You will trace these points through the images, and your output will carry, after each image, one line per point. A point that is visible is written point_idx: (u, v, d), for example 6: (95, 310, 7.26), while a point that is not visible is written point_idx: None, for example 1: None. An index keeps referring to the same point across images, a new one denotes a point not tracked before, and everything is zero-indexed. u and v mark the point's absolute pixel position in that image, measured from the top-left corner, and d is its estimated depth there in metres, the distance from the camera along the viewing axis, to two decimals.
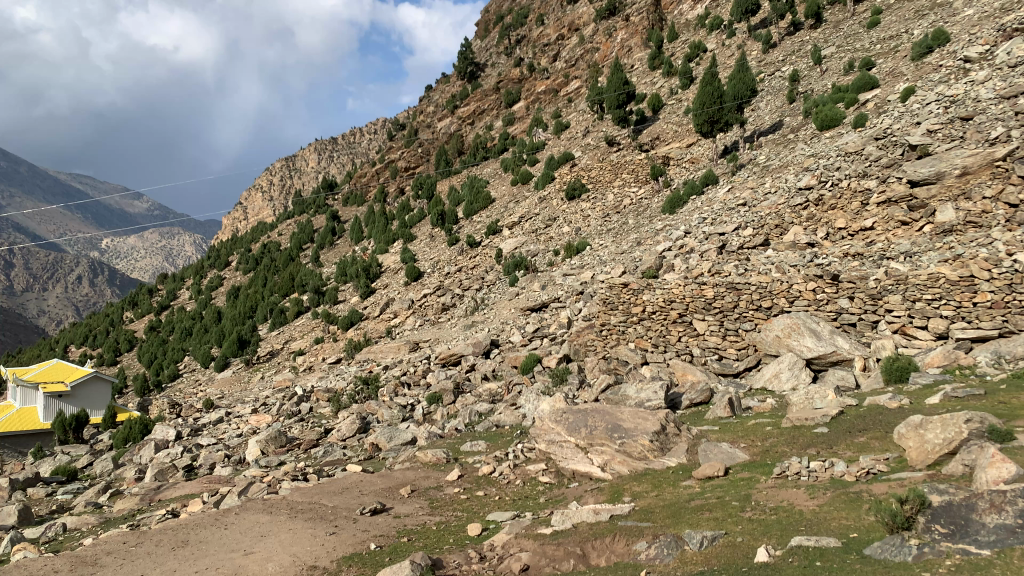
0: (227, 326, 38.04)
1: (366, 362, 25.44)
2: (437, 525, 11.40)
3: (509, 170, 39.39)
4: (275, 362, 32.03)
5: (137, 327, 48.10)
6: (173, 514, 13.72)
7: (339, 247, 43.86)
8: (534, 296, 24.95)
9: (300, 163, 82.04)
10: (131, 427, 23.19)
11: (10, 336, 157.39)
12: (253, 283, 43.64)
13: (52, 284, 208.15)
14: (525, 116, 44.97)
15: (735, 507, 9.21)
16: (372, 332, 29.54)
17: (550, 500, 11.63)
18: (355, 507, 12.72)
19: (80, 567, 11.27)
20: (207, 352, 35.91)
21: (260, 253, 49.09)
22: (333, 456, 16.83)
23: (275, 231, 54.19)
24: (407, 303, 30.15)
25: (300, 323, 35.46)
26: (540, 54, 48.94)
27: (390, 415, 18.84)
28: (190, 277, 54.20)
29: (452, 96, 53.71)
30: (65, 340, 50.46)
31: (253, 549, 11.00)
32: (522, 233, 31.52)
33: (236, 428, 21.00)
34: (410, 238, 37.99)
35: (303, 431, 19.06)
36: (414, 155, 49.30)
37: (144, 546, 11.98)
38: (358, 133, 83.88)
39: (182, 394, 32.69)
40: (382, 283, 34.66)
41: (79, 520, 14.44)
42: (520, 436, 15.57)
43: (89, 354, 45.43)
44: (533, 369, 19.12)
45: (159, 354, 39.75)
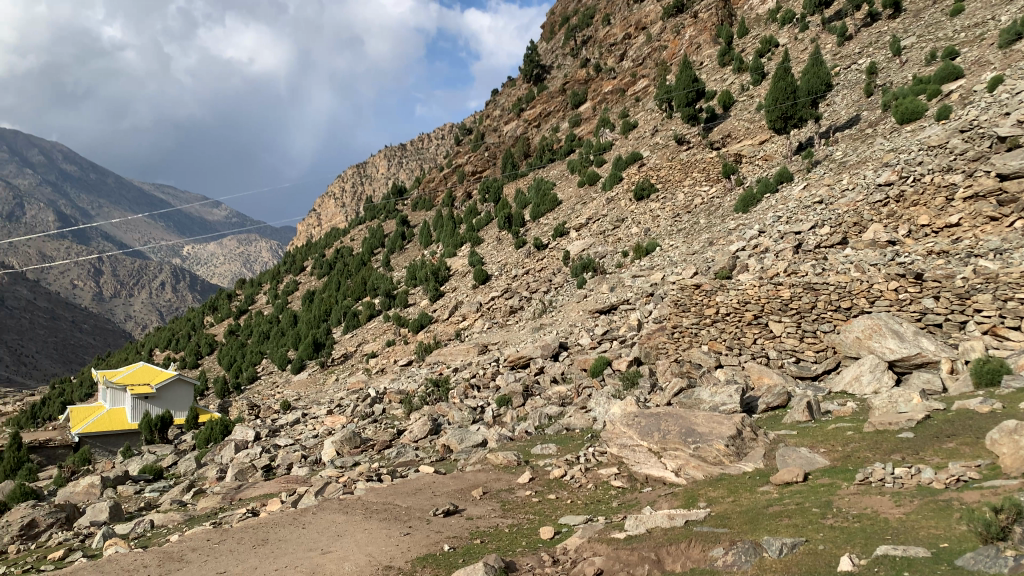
0: (302, 330, 39.02)
1: (436, 364, 25.69)
2: (509, 528, 11.42)
3: (576, 172, 39.25)
4: (349, 364, 32.69)
5: (217, 330, 49.81)
6: (253, 512, 14.11)
7: (409, 251, 44.49)
8: (603, 298, 24.81)
9: (370, 170, 83.57)
10: (213, 427, 24.02)
11: (99, 340, 164.94)
12: (327, 288, 44.64)
13: (138, 291, 217.55)
14: (591, 117, 44.75)
15: (815, 513, 8.94)
16: (441, 335, 29.85)
17: (623, 504, 11.51)
18: (428, 508, 12.86)
19: (167, 563, 11.73)
20: (284, 355, 36.92)
21: (332, 258, 50.22)
22: (406, 457, 17.07)
23: (348, 237, 55.34)
24: (475, 305, 30.37)
25: (372, 327, 36.09)
26: (606, 55, 48.66)
27: (460, 417, 18.98)
28: (266, 282, 55.83)
29: (518, 99, 53.91)
30: (151, 344, 52.64)
31: (330, 548, 11.22)
32: (590, 234, 31.35)
33: (312, 428, 21.52)
34: (478, 241, 38.25)
35: (376, 432, 19.39)
36: (481, 159, 49.63)
37: (226, 543, 12.36)
38: (426, 138, 84.93)
39: (261, 395, 33.69)
40: (450, 286, 35.00)
41: (166, 517, 15.02)
42: (591, 440, 15.46)
43: (173, 358, 47.27)
44: (603, 372, 19.00)
45: (238, 356, 41.07)
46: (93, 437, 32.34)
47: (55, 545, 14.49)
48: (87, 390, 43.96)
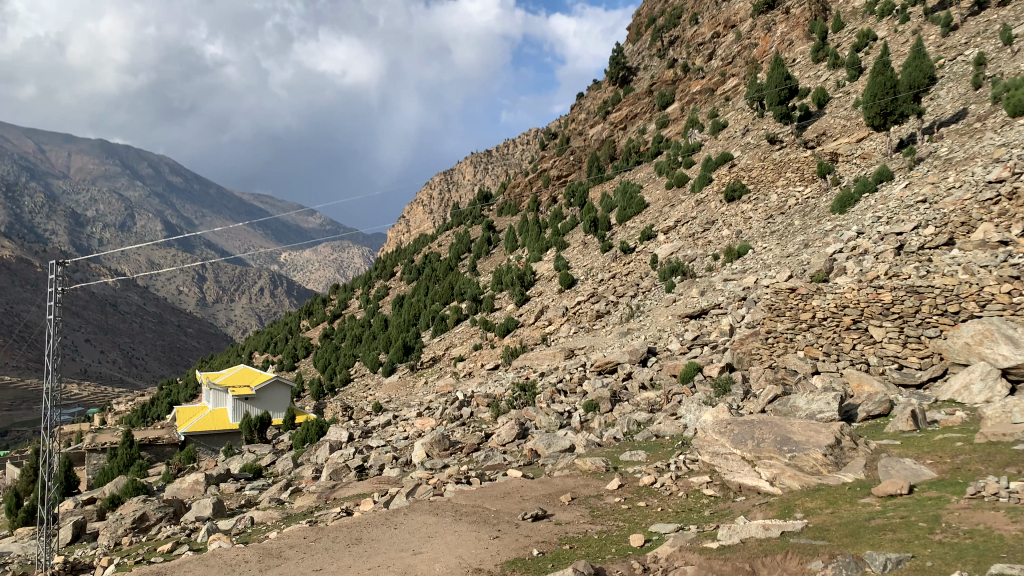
0: (393, 333, 39.81)
1: (523, 369, 25.74)
2: (598, 534, 11.33)
3: (664, 174, 38.70)
4: (438, 367, 33.16)
5: (312, 334, 51.42)
6: (347, 512, 14.47)
7: (495, 256, 44.81)
8: (693, 302, 24.34)
9: (457, 176, 84.79)
10: (308, 428, 24.79)
11: (203, 343, 173.06)
12: (416, 292, 45.43)
13: (239, 296, 226.96)
14: (679, 118, 44.03)
15: (922, 528, 8.50)
16: (527, 339, 29.92)
17: (716, 513, 11.26)
18: (517, 512, 12.90)
19: (267, 558, 12.18)
20: (375, 358, 37.81)
21: (421, 264, 51.13)
22: (494, 460, 17.19)
23: (435, 242, 56.22)
24: (562, 310, 30.34)
25: (459, 331, 36.54)
26: (694, 55, 47.82)
27: (547, 422, 18.98)
28: (358, 287, 57.27)
29: (604, 102, 53.58)
30: (250, 347, 54.79)
31: (422, 549, 11.43)
32: (679, 238, 30.84)
33: (402, 431, 21.90)
34: (564, 245, 38.15)
35: (465, 435, 19.57)
36: (567, 163, 49.53)
37: (322, 541, 12.73)
38: (512, 144, 85.52)
39: (354, 398, 34.67)
40: (536, 290, 35.09)
41: (265, 514, 15.56)
42: (681, 447, 15.16)
43: (271, 361, 49.07)
44: (693, 378, 18.62)
45: (332, 360, 42.31)
46: (197, 436, 33.89)
47: (164, 538, 15.28)
48: (192, 390, 46.19)
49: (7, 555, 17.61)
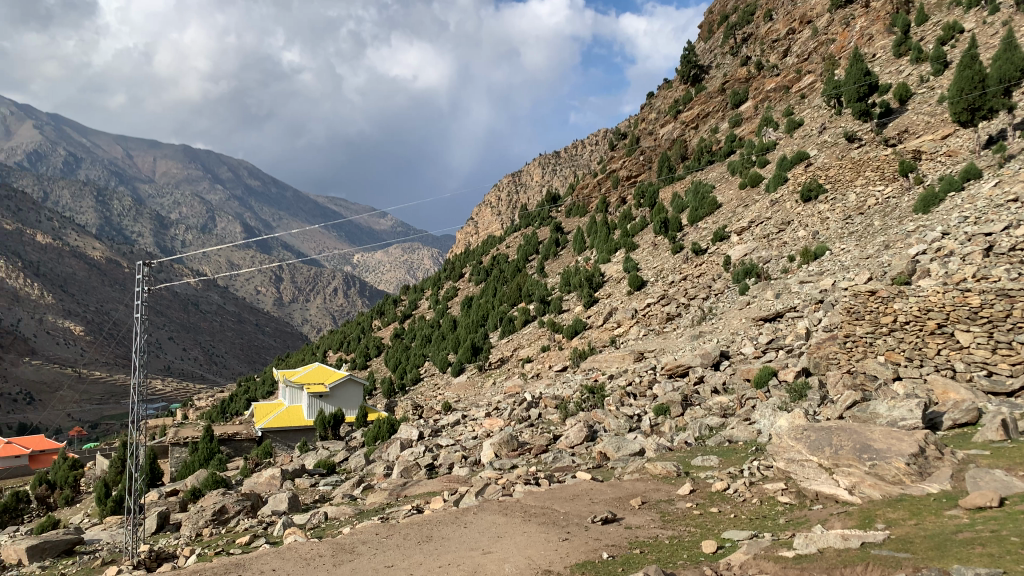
0: (461, 334, 40.13)
1: (592, 371, 25.62)
2: (669, 539, 11.16)
3: (737, 174, 37.95)
4: (506, 368, 33.31)
5: (383, 334, 52.30)
6: (417, 510, 14.65)
7: (563, 258, 44.69)
8: (767, 305, 23.77)
9: (525, 177, 85.03)
10: (380, 426, 25.22)
11: (279, 342, 178.26)
12: (484, 293, 45.68)
13: (313, 296, 232.86)
14: (753, 116, 43.12)
15: (1015, 542, 8.08)
16: (596, 341, 29.81)
17: (791, 521, 10.97)
18: (586, 515, 12.82)
19: (340, 553, 12.48)
20: (445, 358, 38.25)
21: (489, 265, 51.42)
22: (563, 462, 17.17)
23: (504, 244, 56.41)
24: (631, 312, 30.10)
25: (527, 332, 36.62)
26: (768, 52, 46.75)
27: (616, 424, 18.83)
28: (428, 288, 57.95)
29: (674, 101, 52.90)
30: (324, 346, 56.11)
31: (491, 549, 11.50)
32: (753, 238, 30.21)
33: (471, 430, 22.04)
34: (633, 246, 37.80)
35: (533, 436, 19.60)
36: (636, 163, 49.04)
37: (394, 538, 12.93)
38: (580, 145, 85.14)
39: (424, 397, 35.14)
40: (605, 292, 34.91)
41: (339, 510, 15.90)
42: (755, 453, 14.85)
43: (345, 359, 50.15)
44: (768, 382, 18.19)
45: (402, 359, 42.93)
46: (274, 432, 34.80)
47: (242, 530, 15.79)
48: (268, 387, 47.47)
49: (97, 542, 18.46)
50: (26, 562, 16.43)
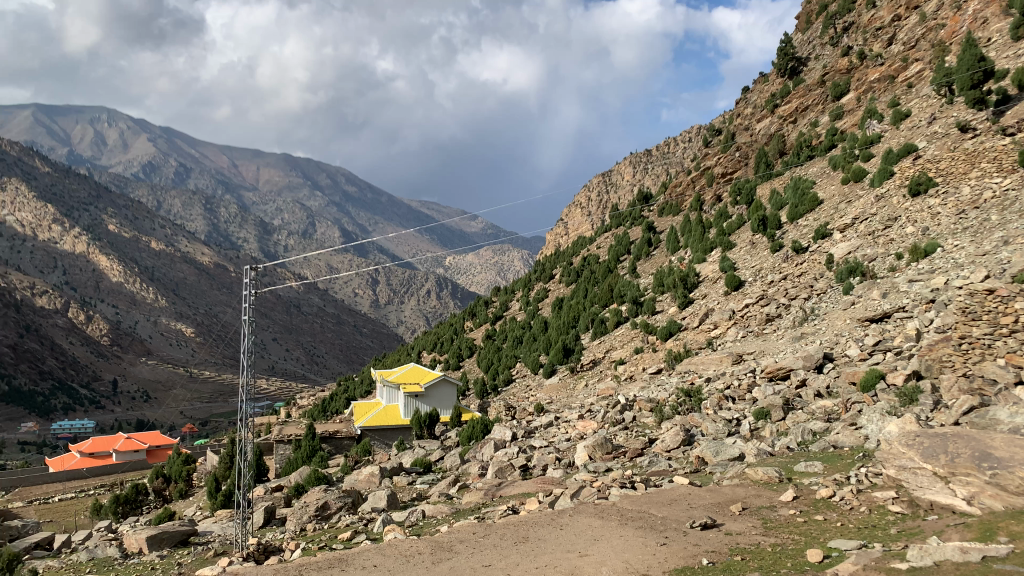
0: (554, 335, 40.19)
1: (687, 373, 25.15)
2: (772, 547, 10.83)
3: (839, 170, 36.50)
4: (599, 370, 33.17)
5: (475, 335, 52.94)
6: (513, 510, 14.74)
7: (656, 257, 44.09)
8: (873, 305, 22.78)
9: (616, 177, 84.40)
10: (474, 426, 25.49)
11: (376, 343, 183.03)
12: (576, 294, 45.51)
13: (407, 298, 237.91)
14: (855, 108, 41.43)
15: None
16: (692, 343, 29.29)
17: (903, 532, 10.47)
18: (685, 520, 12.58)
19: (439, 551, 12.66)
20: (537, 360, 38.42)
21: (580, 266, 51.18)
22: (659, 466, 16.91)
23: (595, 244, 56.10)
24: (728, 313, 29.36)
25: (620, 333, 36.32)
26: (872, 41, 44.78)
27: (714, 429, 18.37)
28: (519, 289, 58.20)
29: (772, 95, 51.37)
30: (419, 346, 57.20)
31: (588, 552, 11.48)
32: (857, 236, 29.01)
33: (565, 432, 21.99)
34: (730, 246, 36.92)
35: (628, 439, 19.35)
36: (731, 160, 47.81)
37: (490, 538, 13.04)
38: (672, 142, 83.78)
39: (517, 398, 35.41)
40: (701, 293, 34.23)
41: (436, 508, 16.14)
42: (863, 459, 14.25)
43: (439, 360, 51.02)
44: (875, 386, 17.35)
45: (494, 360, 43.29)
46: (372, 431, 35.65)
47: (344, 526, 16.29)
48: (366, 387, 48.75)
49: (209, 534, 19.37)
50: (147, 551, 17.44)
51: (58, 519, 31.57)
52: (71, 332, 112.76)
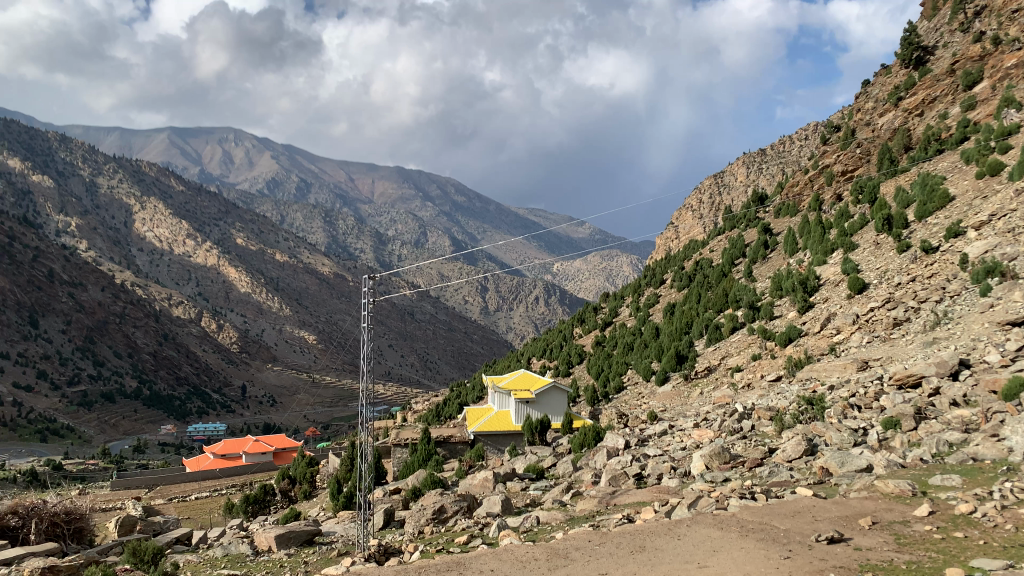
0: (666, 342, 39.53)
1: (809, 381, 24.11)
2: (906, 565, 10.29)
3: (972, 163, 34.17)
4: (714, 377, 32.40)
5: (585, 341, 52.77)
6: (628, 519, 14.55)
7: (773, 261, 42.68)
8: (1015, 308, 21.21)
9: (729, 179, 82.34)
10: (586, 433, 25.41)
11: (486, 349, 185.77)
12: (688, 300, 44.55)
13: (516, 305, 239.90)
14: (989, 98, 38.77)
15: None
16: (813, 349, 28.15)
17: None
18: (809, 533, 12.11)
19: (554, 558, 12.69)
20: (649, 367, 37.96)
21: (693, 270, 50.11)
22: (780, 476, 16.32)
23: (707, 248, 54.86)
24: (852, 317, 28.03)
25: (736, 339, 35.34)
26: (1007, 25, 41.85)
27: (839, 439, 17.56)
28: (629, 294, 57.55)
29: (895, 87, 48.92)
30: (529, 352, 57.54)
31: (707, 563, 11.25)
32: (995, 233, 27.03)
33: (680, 441, 21.54)
34: (852, 247, 35.27)
35: (747, 449, 18.75)
36: (852, 157, 45.64)
37: (607, 546, 12.96)
38: (789, 140, 80.97)
39: (629, 405, 35.12)
40: (822, 296, 32.87)
41: (550, 515, 16.14)
42: (1007, 474, 13.27)
43: (549, 366, 51.17)
44: (1018, 395, 16.08)
45: (605, 367, 42.98)
46: (485, 436, 36.11)
47: (461, 530, 16.62)
48: (478, 393, 49.40)
49: (332, 534, 20.12)
50: (275, 549, 18.25)
51: (195, 516, 33.60)
52: (204, 340, 119.92)
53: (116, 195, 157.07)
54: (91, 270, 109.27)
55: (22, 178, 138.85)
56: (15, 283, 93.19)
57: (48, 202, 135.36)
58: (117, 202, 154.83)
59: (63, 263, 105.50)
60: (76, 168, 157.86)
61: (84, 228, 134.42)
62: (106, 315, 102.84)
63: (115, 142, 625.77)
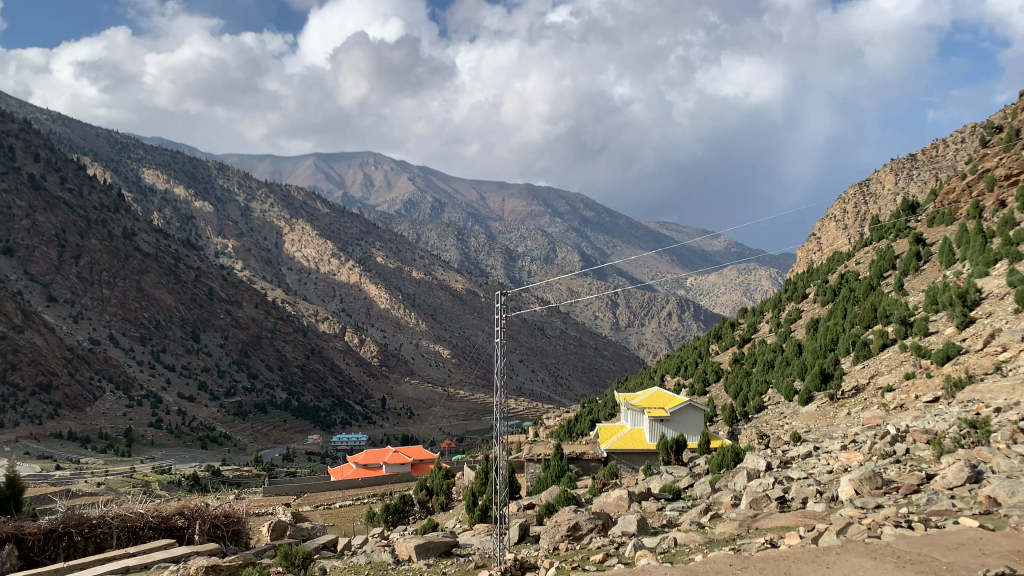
0: (809, 360, 37.77)
1: (972, 403, 22.33)
2: None
3: None
4: (862, 398, 30.66)
5: (722, 359, 51.30)
6: (771, 544, 13.97)
7: (926, 274, 39.99)
8: None
9: (876, 187, 78.02)
10: (725, 453, 24.67)
11: (617, 366, 184.18)
12: (833, 315, 42.32)
13: (648, 320, 236.64)
14: None
15: None
16: (975, 367, 26.05)
17: None
18: (976, 569, 11.31)
19: None
20: (791, 386, 36.44)
21: (837, 284, 47.66)
22: (939, 505, 15.20)
23: (853, 260, 52.15)
24: (1020, 334, 25.77)
25: (886, 357, 33.28)
26: None
27: (1008, 466, 16.12)
28: (768, 309, 55.48)
29: None
30: (663, 369, 56.55)
31: None
32: None
33: (826, 464, 20.50)
34: (1018, 257, 32.48)
35: (900, 474, 17.57)
36: (1017, 160, 42.12)
37: (749, 571, 12.53)
38: (944, 144, 75.71)
39: (770, 426, 33.86)
40: (984, 311, 30.42)
41: (689, 536, 15.75)
42: None
43: (684, 384, 50.08)
44: None
45: (743, 386, 41.60)
46: (618, 454, 35.69)
47: (595, 548, 16.54)
48: (611, 409, 48.97)
49: (470, 546, 20.50)
50: (415, 559, 18.84)
51: (340, 524, 35.23)
52: (347, 354, 125.61)
53: (268, 218, 167.97)
54: (246, 288, 117.03)
55: (186, 205, 151.12)
56: (180, 301, 101.21)
57: (208, 226, 146.56)
58: (269, 224, 165.61)
59: (221, 282, 113.62)
60: (232, 195, 170.34)
61: (240, 249, 144.40)
62: (259, 330, 109.51)
63: (267, 169, 671.35)
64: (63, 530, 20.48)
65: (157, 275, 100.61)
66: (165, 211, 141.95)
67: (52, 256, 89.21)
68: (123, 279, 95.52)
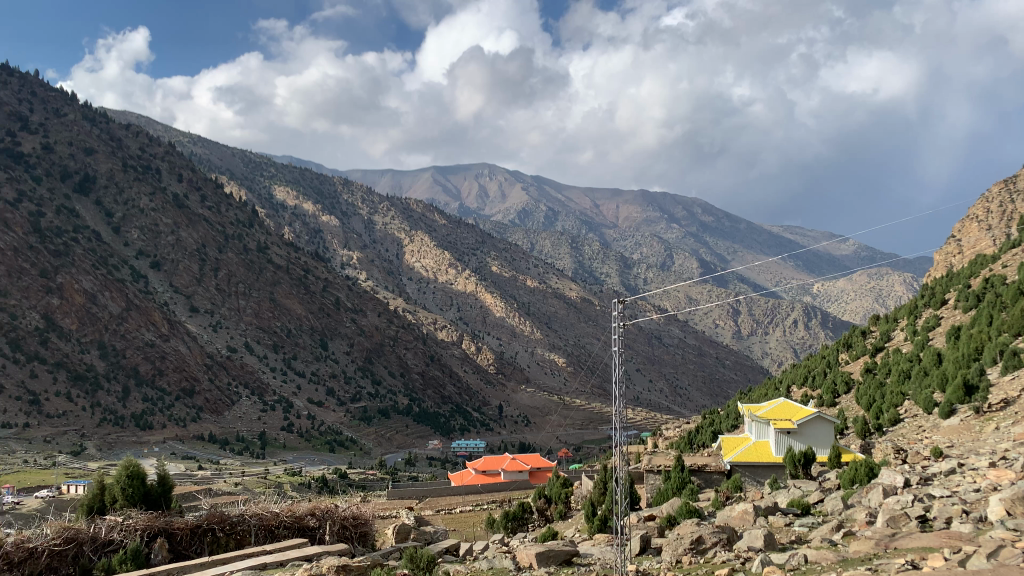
0: (950, 370, 35.38)
1: None
2: None
3: None
4: (1012, 412, 28.47)
5: (852, 369, 48.94)
6: (914, 565, 13.19)
7: None
8: None
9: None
10: (858, 468, 23.47)
11: (739, 376, 178.89)
12: (977, 323, 39.47)
13: (772, 328, 228.96)
14: None
15: None
16: None
17: None
18: None
19: None
20: (930, 398, 34.24)
21: (981, 288, 44.50)
22: None
23: (999, 262, 48.60)
24: None
25: None
26: None
27: None
28: (903, 316, 52.53)
29: None
30: (789, 380, 54.46)
31: None
32: None
33: (972, 482, 19.12)
34: None
35: None
36: None
37: None
38: None
39: (908, 440, 31.97)
40: None
41: (821, 554, 15.08)
42: None
43: (812, 395, 48.08)
44: None
45: (877, 397, 39.48)
46: (742, 467, 34.59)
47: (721, 563, 16.15)
48: (733, 420, 47.59)
49: (590, 555, 20.40)
50: (536, 566, 19.04)
51: (461, 528, 35.95)
52: (465, 361, 128.00)
53: (389, 230, 174.02)
54: (370, 298, 121.44)
55: (314, 219, 158.47)
56: (309, 310, 106.04)
57: (334, 238, 153.06)
58: (390, 237, 171.78)
59: (347, 292, 118.46)
60: (356, 209, 177.77)
61: (364, 261, 150.07)
62: (382, 338, 113.13)
63: (388, 183, 696.34)
64: (207, 526, 21.89)
65: (288, 285, 105.92)
66: (295, 225, 149.51)
67: (194, 269, 95.77)
68: (257, 289, 101.17)
